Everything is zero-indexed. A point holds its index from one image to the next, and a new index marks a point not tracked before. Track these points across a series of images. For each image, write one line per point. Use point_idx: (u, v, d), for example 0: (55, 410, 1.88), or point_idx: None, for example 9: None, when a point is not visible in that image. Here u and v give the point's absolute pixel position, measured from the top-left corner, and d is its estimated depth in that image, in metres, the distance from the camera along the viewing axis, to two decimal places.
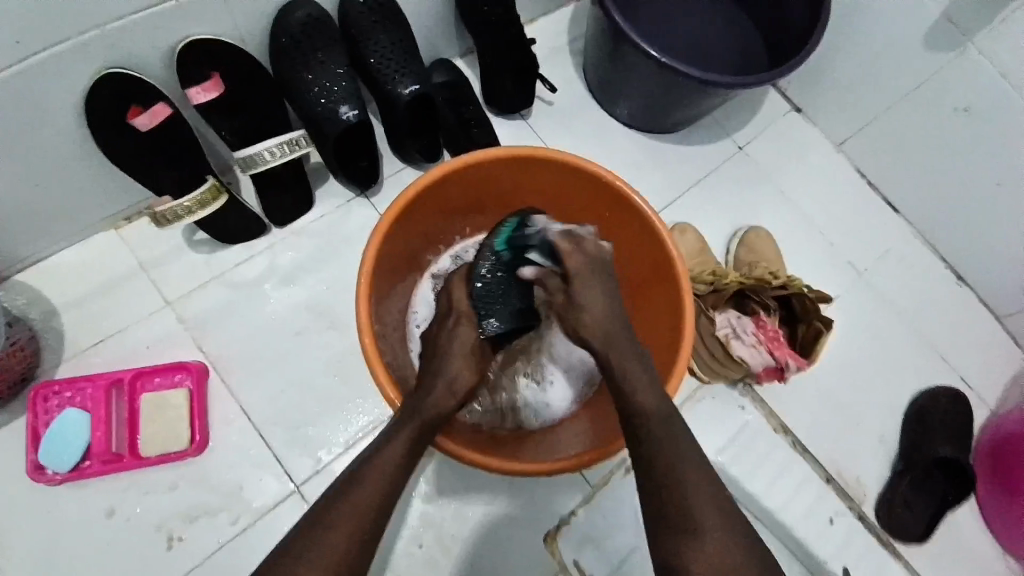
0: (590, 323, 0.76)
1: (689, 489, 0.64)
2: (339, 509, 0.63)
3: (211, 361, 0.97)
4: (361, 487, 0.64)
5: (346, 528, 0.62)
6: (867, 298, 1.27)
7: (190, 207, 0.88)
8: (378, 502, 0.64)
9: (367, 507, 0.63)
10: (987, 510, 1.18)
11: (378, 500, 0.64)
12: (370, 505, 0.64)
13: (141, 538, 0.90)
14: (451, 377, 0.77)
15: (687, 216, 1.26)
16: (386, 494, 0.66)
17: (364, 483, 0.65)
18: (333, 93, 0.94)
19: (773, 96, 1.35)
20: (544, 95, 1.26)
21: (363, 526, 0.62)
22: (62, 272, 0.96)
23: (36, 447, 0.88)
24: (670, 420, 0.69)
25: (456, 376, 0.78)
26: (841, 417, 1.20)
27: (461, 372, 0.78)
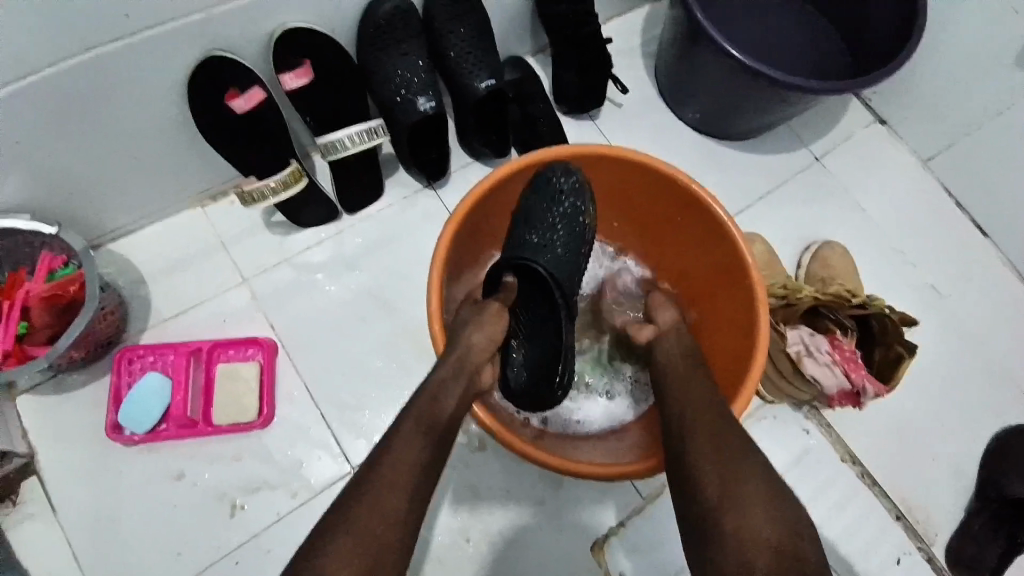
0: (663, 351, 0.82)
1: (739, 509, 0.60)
2: (369, 494, 0.60)
3: (279, 338, 1.01)
4: (389, 469, 0.62)
5: (371, 514, 0.59)
6: (948, 324, 1.18)
7: (274, 188, 0.92)
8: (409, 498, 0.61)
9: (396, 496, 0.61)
10: None
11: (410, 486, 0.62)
12: (399, 492, 0.61)
13: (204, 503, 0.94)
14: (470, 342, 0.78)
15: (756, 227, 1.21)
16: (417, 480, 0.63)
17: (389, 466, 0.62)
18: (412, 85, 0.97)
19: (854, 107, 1.29)
20: (614, 96, 1.25)
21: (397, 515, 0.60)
22: (150, 244, 1.02)
23: (117, 408, 0.93)
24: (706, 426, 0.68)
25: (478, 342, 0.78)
26: (911, 449, 1.12)
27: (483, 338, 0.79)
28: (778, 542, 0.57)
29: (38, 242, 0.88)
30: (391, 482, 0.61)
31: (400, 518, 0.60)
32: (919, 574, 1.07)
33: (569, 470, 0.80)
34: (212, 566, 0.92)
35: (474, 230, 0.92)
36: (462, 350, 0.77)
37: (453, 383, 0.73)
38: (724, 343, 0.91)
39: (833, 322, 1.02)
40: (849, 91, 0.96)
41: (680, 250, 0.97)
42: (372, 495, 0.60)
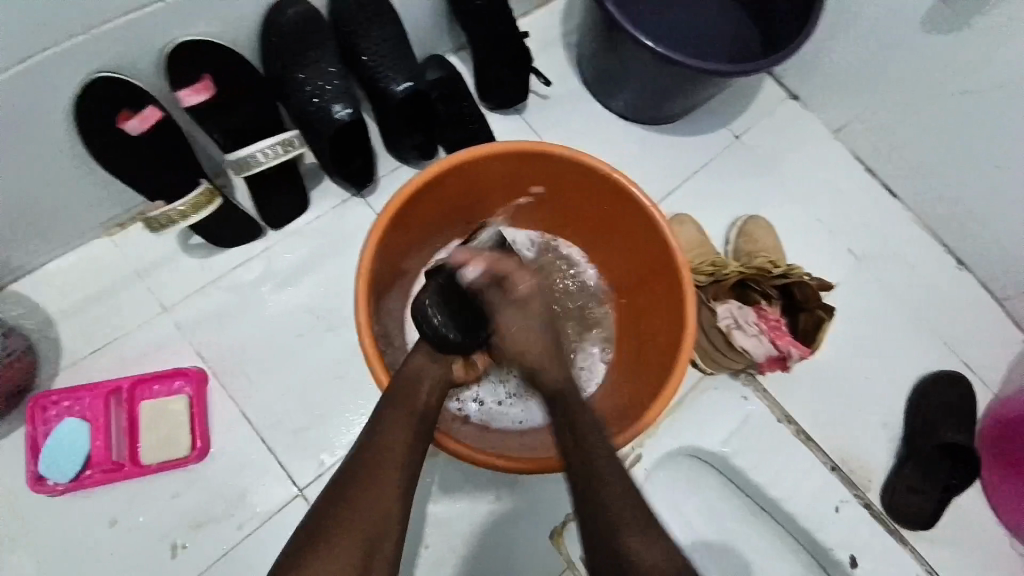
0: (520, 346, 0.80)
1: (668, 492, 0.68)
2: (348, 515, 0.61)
3: (211, 366, 0.97)
4: (364, 478, 0.64)
5: (351, 527, 0.61)
6: (866, 283, 1.26)
7: (184, 211, 0.87)
8: (390, 502, 0.63)
9: (377, 503, 0.63)
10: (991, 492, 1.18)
11: (384, 490, 0.64)
12: (374, 501, 0.63)
13: (145, 547, 0.89)
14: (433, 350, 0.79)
15: (686, 207, 1.25)
16: (394, 481, 0.65)
17: (364, 476, 0.64)
18: (326, 92, 0.93)
19: (768, 85, 1.34)
20: (540, 89, 1.25)
21: (378, 522, 0.62)
22: (56, 281, 0.95)
23: (34, 459, 0.86)
24: None
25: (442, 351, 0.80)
26: (842, 404, 1.20)
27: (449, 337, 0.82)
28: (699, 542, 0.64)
29: None
30: (369, 492, 0.63)
31: (383, 521, 0.62)
32: (858, 519, 1.14)
33: (511, 467, 0.81)
34: None
35: (404, 235, 0.91)
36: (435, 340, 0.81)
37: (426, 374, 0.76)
38: (656, 327, 0.94)
39: (757, 292, 1.07)
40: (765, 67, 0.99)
41: (609, 239, 0.99)
42: (353, 508, 0.62)
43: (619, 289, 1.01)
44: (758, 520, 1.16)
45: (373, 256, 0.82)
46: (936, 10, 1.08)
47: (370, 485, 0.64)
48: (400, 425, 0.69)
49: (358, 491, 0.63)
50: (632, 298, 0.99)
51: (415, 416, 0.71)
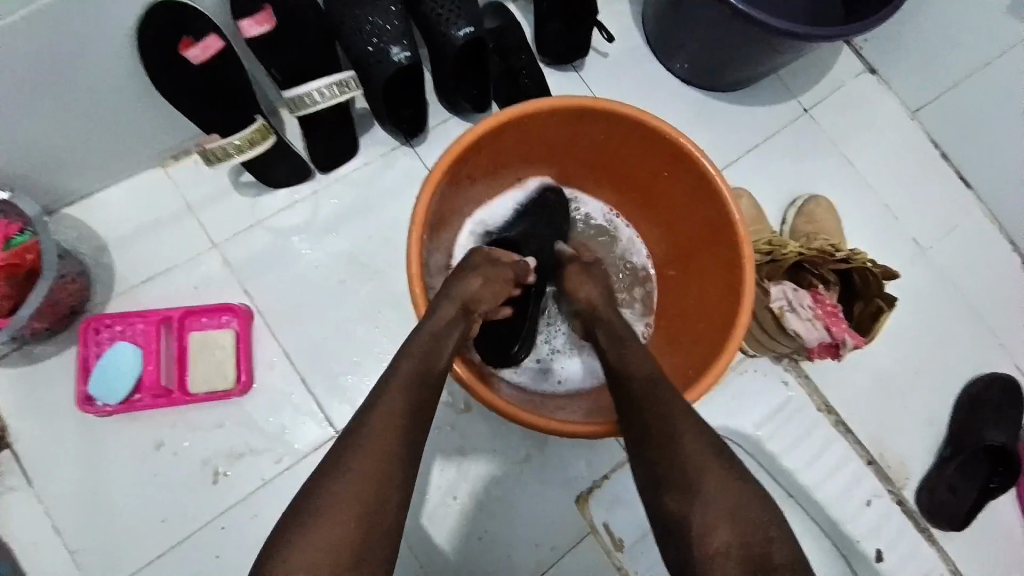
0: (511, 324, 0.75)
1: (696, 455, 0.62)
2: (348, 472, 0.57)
3: (256, 304, 0.98)
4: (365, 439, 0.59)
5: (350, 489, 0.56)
6: (927, 276, 1.20)
7: (239, 146, 0.86)
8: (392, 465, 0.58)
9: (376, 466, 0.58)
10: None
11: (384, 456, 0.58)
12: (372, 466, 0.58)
13: (187, 472, 0.93)
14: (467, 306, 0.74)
15: (743, 182, 1.19)
16: (397, 442, 0.60)
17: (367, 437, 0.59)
18: (385, 32, 0.90)
19: (844, 56, 1.24)
20: (600, 45, 1.19)
21: (380, 483, 0.57)
22: (110, 208, 0.97)
23: (86, 379, 0.89)
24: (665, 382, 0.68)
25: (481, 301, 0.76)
26: (886, 398, 1.15)
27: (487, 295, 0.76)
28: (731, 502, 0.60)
29: None
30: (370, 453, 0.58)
31: (385, 483, 0.57)
32: (889, 516, 1.12)
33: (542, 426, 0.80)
34: (200, 532, 0.92)
35: (457, 187, 0.89)
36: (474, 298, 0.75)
37: (450, 331, 0.70)
38: (707, 300, 0.91)
39: (814, 276, 1.02)
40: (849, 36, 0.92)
41: (664, 210, 0.96)
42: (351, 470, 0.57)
43: (670, 263, 0.98)
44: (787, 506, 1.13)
45: (428, 206, 0.81)
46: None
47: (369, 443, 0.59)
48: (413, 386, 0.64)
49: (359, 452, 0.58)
50: (682, 267, 0.96)
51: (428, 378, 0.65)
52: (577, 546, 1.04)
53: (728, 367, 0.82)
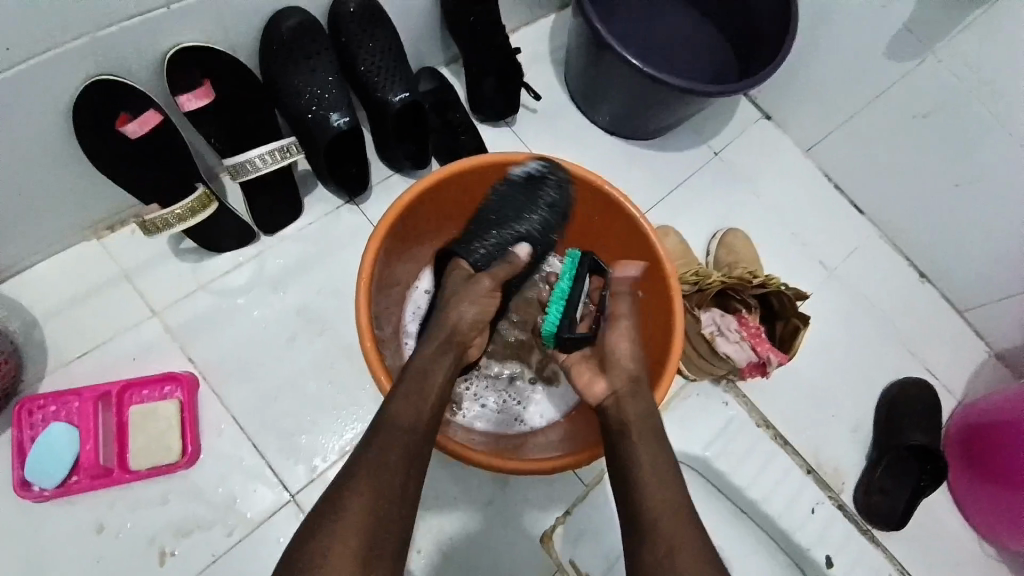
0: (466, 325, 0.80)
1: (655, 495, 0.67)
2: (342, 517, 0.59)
3: (201, 369, 0.96)
4: (352, 496, 0.60)
5: (345, 550, 0.58)
6: (837, 294, 1.33)
7: (181, 215, 0.87)
8: (389, 514, 0.61)
9: (374, 516, 0.60)
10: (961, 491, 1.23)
11: (373, 511, 0.60)
12: (366, 522, 0.59)
13: (131, 555, 0.87)
14: (446, 335, 0.77)
15: (669, 219, 1.30)
16: (394, 489, 0.62)
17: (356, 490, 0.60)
18: (323, 100, 0.94)
19: (743, 105, 1.41)
20: (529, 103, 1.29)
21: (375, 517, 0.60)
22: (42, 282, 0.94)
23: (21, 464, 0.84)
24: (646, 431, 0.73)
25: (466, 314, 0.80)
26: (816, 409, 1.25)
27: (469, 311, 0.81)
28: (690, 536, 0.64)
29: None
30: (363, 507, 0.60)
31: (385, 519, 0.61)
32: (834, 521, 1.19)
33: (513, 469, 0.83)
34: None
35: (404, 242, 0.93)
36: (443, 336, 0.77)
37: (432, 371, 0.73)
38: (647, 329, 0.97)
39: (738, 301, 1.13)
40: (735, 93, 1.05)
41: (598, 250, 1.03)
42: (342, 528, 0.59)
43: None
44: (741, 523, 1.19)
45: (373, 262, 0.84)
46: (898, 37, 1.14)
47: (362, 493, 0.61)
48: (402, 426, 0.66)
49: (351, 510, 0.60)
50: None
51: (420, 420, 0.68)
52: None
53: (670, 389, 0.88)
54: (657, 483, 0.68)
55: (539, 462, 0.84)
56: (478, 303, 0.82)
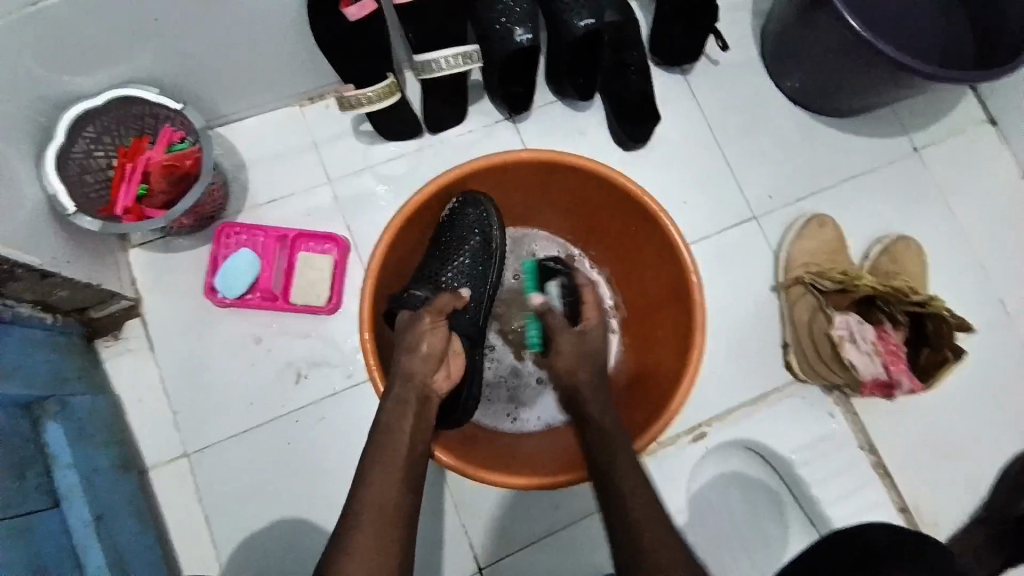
0: (420, 368, 0.79)
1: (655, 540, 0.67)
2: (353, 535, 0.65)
3: (354, 238, 1.10)
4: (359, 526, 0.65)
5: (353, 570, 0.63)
6: (1008, 339, 1.16)
7: (371, 97, 0.98)
8: (395, 539, 0.66)
9: (374, 555, 0.64)
10: None
11: (378, 531, 0.65)
12: (370, 545, 0.64)
13: (273, 370, 1.06)
14: (412, 371, 0.79)
15: (830, 210, 1.18)
16: (391, 513, 0.67)
17: (358, 532, 0.65)
18: (513, 14, 0.98)
19: (968, 101, 1.23)
20: (713, 53, 1.21)
21: (381, 534, 0.65)
22: (252, 132, 1.12)
23: (214, 273, 1.04)
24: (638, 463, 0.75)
25: (419, 359, 0.80)
26: (936, 452, 1.13)
27: (426, 356, 0.80)
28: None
29: (162, 114, 0.98)
30: (371, 528, 0.65)
31: (388, 535, 0.66)
32: None
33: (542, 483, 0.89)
34: (277, 421, 1.04)
35: (425, 229, 1.01)
36: (405, 374, 0.79)
37: (405, 412, 0.75)
38: (665, 344, 0.99)
39: (884, 314, 1.04)
40: (952, 83, 0.92)
41: (629, 256, 1.04)
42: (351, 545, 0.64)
43: (631, 309, 1.07)
44: (806, 535, 1.13)
45: (382, 256, 0.91)
46: None
47: (374, 508, 0.67)
48: (387, 476, 0.69)
49: (357, 531, 0.65)
50: (643, 325, 1.04)
51: (401, 454, 0.72)
52: (591, 517, 1.08)
53: (674, 417, 0.90)
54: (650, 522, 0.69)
55: (524, 477, 0.89)
56: (427, 343, 0.81)
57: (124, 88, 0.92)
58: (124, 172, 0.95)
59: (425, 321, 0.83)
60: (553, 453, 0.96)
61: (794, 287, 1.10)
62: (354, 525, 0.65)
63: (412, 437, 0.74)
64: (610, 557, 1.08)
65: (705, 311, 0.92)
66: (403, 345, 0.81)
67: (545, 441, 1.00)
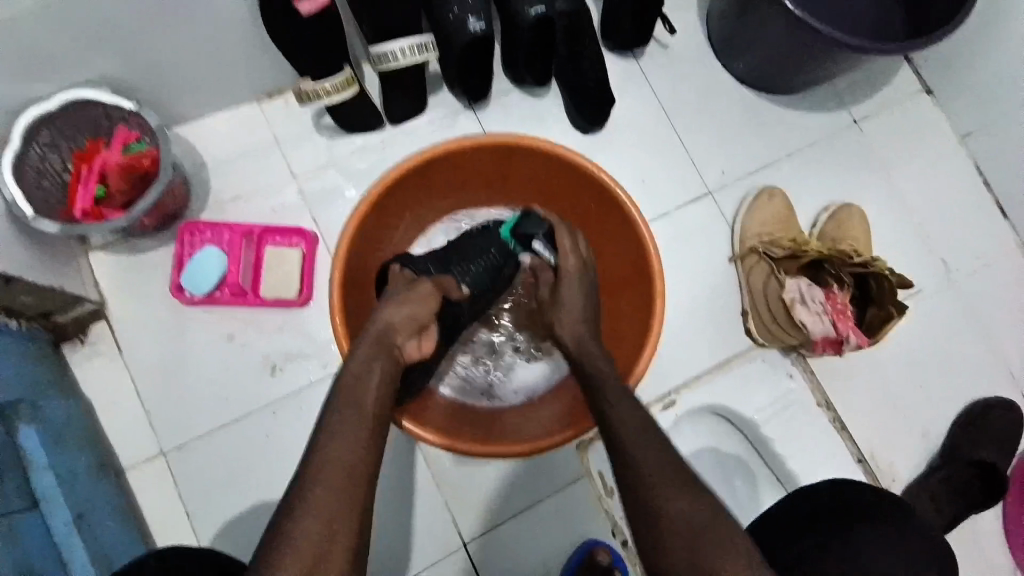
0: (398, 324, 0.81)
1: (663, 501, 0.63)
2: (304, 514, 0.61)
3: (321, 231, 1.12)
4: (313, 497, 0.62)
5: (306, 539, 0.59)
6: (949, 294, 1.24)
7: (330, 90, 1.00)
8: (355, 510, 0.63)
9: (329, 525, 0.61)
10: (1009, 511, 1.19)
11: (334, 505, 0.62)
12: (324, 516, 0.61)
13: (248, 365, 1.06)
14: (386, 329, 0.80)
15: (780, 182, 1.25)
16: (345, 482, 0.63)
17: (318, 487, 0.62)
18: (465, 4, 1.00)
19: (903, 74, 1.30)
20: (662, 37, 1.26)
21: (338, 503, 0.62)
22: (212, 131, 1.12)
23: (180, 272, 1.04)
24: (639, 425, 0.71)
25: (397, 317, 0.81)
26: (889, 404, 1.21)
27: (406, 314, 0.82)
28: (690, 521, 0.62)
29: (118, 115, 0.98)
30: (323, 501, 0.62)
31: (345, 508, 0.62)
32: None
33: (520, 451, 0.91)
34: (255, 416, 1.05)
35: (390, 216, 1.03)
36: (377, 332, 0.79)
37: (373, 372, 0.75)
38: (631, 317, 1.02)
39: (831, 276, 1.10)
40: (885, 55, 0.98)
41: (595, 234, 1.08)
42: (304, 516, 0.61)
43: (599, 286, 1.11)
44: (774, 491, 1.19)
45: (351, 239, 0.94)
46: None
47: (328, 478, 0.63)
48: (350, 431, 0.67)
49: (311, 503, 0.61)
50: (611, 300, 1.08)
51: (362, 419, 0.69)
52: (570, 488, 1.12)
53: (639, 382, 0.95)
54: (659, 476, 0.65)
55: (507, 446, 0.92)
56: (409, 305, 0.83)
57: (75, 91, 0.92)
58: (81, 175, 0.95)
59: (409, 288, 0.85)
60: (534, 426, 0.99)
61: (748, 257, 1.17)
62: (306, 500, 0.62)
63: (380, 399, 0.73)
64: (590, 525, 1.11)
65: (664, 282, 0.96)
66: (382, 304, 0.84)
67: (528, 416, 1.03)
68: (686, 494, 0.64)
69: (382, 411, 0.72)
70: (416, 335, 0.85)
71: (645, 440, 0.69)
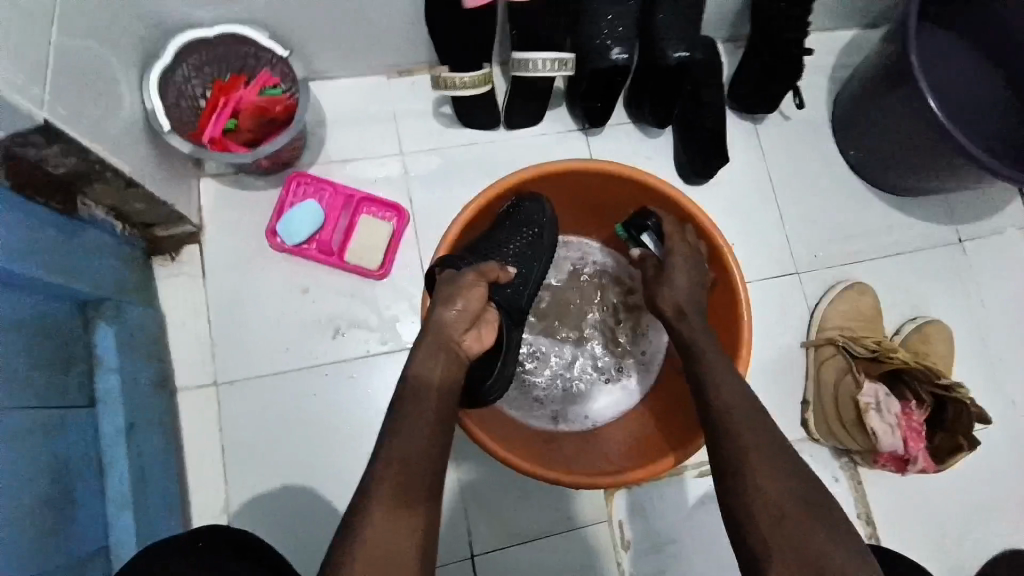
0: (448, 324, 0.79)
1: (762, 480, 0.65)
2: (372, 507, 0.63)
3: (414, 212, 1.13)
4: (379, 491, 0.64)
5: (377, 529, 0.62)
6: (1019, 440, 1.18)
7: (465, 83, 1.03)
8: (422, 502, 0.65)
9: (401, 519, 0.63)
10: None
11: (400, 495, 0.64)
12: (394, 511, 0.63)
13: (312, 321, 1.08)
14: (443, 329, 0.78)
15: (871, 279, 1.22)
16: (416, 478, 0.66)
17: (383, 486, 0.64)
18: (615, 33, 1.02)
19: (1018, 205, 1.26)
20: (787, 109, 1.26)
21: (402, 488, 0.65)
22: (338, 93, 1.16)
23: (277, 217, 1.07)
24: (749, 410, 0.71)
25: (450, 316, 0.79)
26: (934, 536, 1.14)
27: (460, 311, 0.79)
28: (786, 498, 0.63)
29: (264, 57, 1.02)
30: (391, 493, 0.64)
31: (413, 503, 0.65)
32: None
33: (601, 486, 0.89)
34: (305, 371, 1.06)
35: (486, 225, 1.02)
36: (432, 330, 0.78)
37: (435, 373, 0.75)
38: None
39: (909, 390, 1.08)
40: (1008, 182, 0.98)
41: None
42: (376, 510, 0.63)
43: None
44: None
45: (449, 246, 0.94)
46: None
47: (397, 473, 0.66)
48: (411, 432, 0.69)
49: (379, 494, 0.64)
50: None
51: (431, 417, 0.71)
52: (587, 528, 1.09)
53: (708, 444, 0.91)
54: (761, 472, 0.65)
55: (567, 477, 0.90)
56: (459, 300, 0.80)
57: (230, 25, 0.97)
58: (216, 105, 0.98)
59: (453, 283, 0.82)
60: (592, 462, 0.98)
61: (824, 347, 1.14)
62: (375, 491, 0.64)
63: (443, 398, 0.74)
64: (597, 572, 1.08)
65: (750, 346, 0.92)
66: (438, 301, 0.81)
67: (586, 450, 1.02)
68: (787, 483, 0.65)
69: (447, 409, 0.73)
70: (471, 328, 0.81)
71: (755, 435, 0.68)
